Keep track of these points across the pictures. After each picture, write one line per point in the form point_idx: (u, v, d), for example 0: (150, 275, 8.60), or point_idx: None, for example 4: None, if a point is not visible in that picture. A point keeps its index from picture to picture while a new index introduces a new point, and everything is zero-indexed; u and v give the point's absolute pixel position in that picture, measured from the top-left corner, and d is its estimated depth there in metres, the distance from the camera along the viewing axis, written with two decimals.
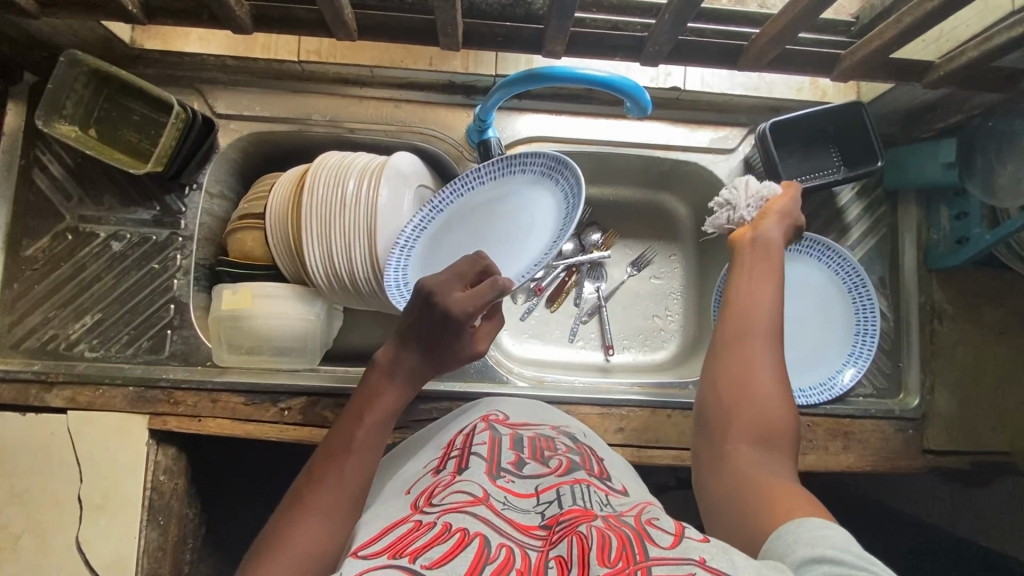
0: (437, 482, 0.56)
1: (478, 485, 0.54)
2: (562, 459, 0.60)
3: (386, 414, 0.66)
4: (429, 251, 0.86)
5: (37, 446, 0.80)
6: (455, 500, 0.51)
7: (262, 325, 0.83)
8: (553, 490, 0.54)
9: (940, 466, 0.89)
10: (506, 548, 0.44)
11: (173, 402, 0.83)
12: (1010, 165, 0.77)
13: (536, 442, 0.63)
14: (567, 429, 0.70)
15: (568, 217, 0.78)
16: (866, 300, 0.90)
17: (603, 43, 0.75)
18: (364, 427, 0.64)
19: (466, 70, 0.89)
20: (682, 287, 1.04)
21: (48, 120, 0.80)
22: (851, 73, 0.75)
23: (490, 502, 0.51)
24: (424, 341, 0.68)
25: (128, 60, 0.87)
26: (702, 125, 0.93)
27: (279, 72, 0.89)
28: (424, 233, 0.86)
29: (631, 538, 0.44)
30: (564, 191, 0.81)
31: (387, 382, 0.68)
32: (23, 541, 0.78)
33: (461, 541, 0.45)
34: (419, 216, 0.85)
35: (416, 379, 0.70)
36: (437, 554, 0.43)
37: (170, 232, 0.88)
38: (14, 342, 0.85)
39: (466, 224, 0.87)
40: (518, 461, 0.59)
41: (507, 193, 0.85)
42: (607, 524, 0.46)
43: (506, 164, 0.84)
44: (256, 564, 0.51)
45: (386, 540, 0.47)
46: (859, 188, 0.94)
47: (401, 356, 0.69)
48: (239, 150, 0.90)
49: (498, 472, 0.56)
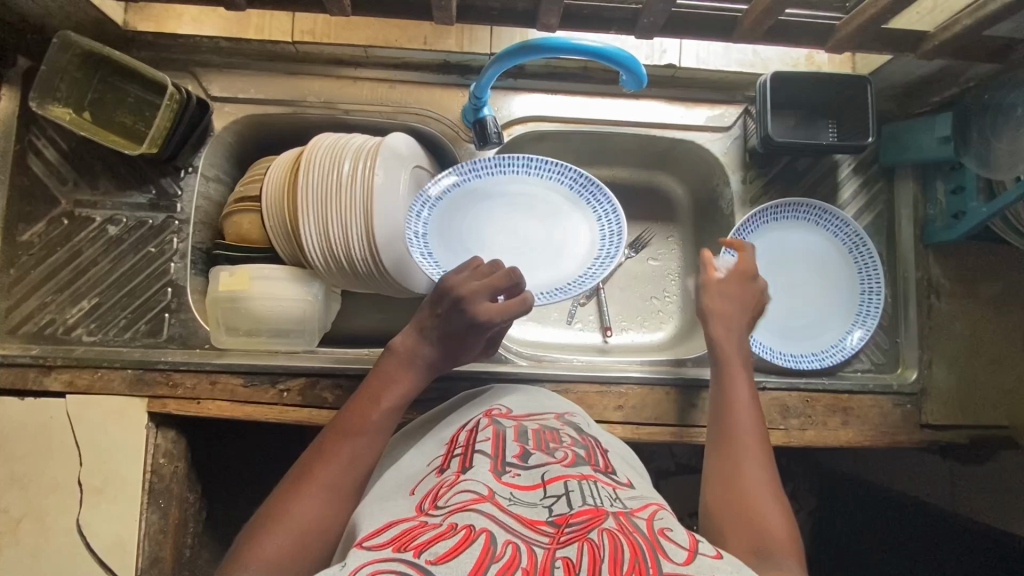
0: (442, 484, 0.55)
1: (483, 483, 0.53)
2: (568, 451, 0.60)
3: (399, 402, 0.65)
4: (454, 212, 0.85)
5: (36, 430, 0.80)
6: (460, 500, 0.50)
7: (260, 307, 0.83)
8: (561, 482, 0.53)
9: (939, 440, 0.89)
10: (511, 546, 0.44)
11: (171, 384, 0.83)
12: (1007, 137, 0.76)
13: (541, 434, 0.63)
14: (572, 419, 0.70)
15: (601, 262, 0.84)
16: (867, 261, 0.92)
17: (597, 17, 0.75)
18: (379, 411, 0.63)
19: (460, 49, 0.89)
20: (681, 267, 1.04)
21: (42, 102, 0.80)
22: (846, 43, 0.75)
23: (496, 499, 0.50)
24: (447, 331, 0.68)
25: (122, 43, 0.87)
26: (698, 103, 0.93)
27: (274, 54, 0.89)
28: (458, 188, 0.86)
29: (644, 549, 0.45)
30: (604, 232, 0.86)
31: (405, 369, 0.67)
32: (23, 525, 0.78)
33: (467, 538, 0.45)
34: (460, 169, 0.85)
35: (435, 364, 0.69)
36: (442, 549, 0.43)
37: (167, 215, 0.87)
38: (11, 327, 0.85)
39: (499, 200, 0.87)
40: (523, 452, 0.59)
41: (541, 193, 0.87)
42: (619, 527, 0.47)
43: (553, 167, 0.86)
44: (263, 532, 0.52)
45: (390, 532, 0.47)
46: (855, 164, 0.95)
47: (422, 346, 0.68)
48: (234, 133, 0.90)
49: (504, 467, 0.56)
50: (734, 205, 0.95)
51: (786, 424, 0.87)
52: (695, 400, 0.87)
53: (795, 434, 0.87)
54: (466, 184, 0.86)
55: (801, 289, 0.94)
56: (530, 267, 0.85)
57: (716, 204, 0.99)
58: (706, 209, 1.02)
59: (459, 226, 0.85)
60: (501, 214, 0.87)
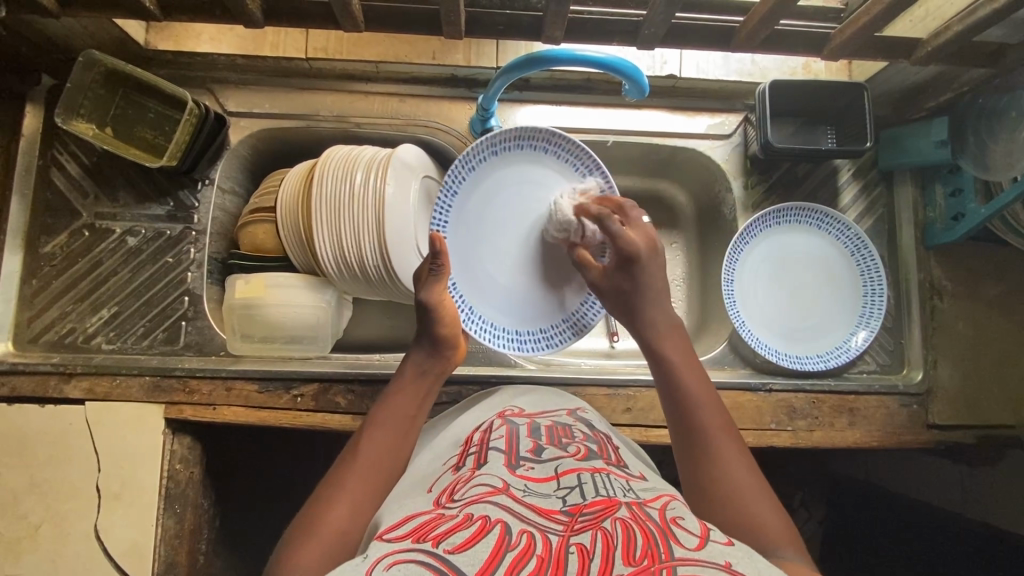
0: (458, 480, 0.56)
1: (498, 476, 0.54)
2: (581, 446, 0.61)
3: (415, 412, 0.69)
4: (469, 206, 0.85)
5: (55, 437, 0.81)
6: (476, 492, 0.51)
7: (274, 314, 0.85)
8: (574, 475, 0.54)
9: (945, 441, 0.90)
10: (526, 535, 0.45)
11: (188, 391, 0.84)
12: (1001, 141, 0.78)
13: (553, 431, 0.65)
14: (584, 416, 0.72)
15: None
16: (865, 255, 0.94)
17: (600, 29, 0.78)
18: (397, 420, 0.67)
19: (468, 63, 0.93)
20: (684, 274, 1.05)
21: (66, 118, 0.84)
22: (840, 51, 0.78)
23: (510, 491, 0.52)
24: (434, 329, 0.72)
25: (142, 61, 0.90)
26: (700, 111, 0.96)
27: (287, 70, 0.92)
28: (474, 171, 0.84)
29: (656, 535, 0.45)
30: None
31: (417, 385, 0.70)
32: (42, 530, 0.79)
33: (483, 528, 0.46)
34: (467, 153, 0.82)
35: (443, 377, 0.73)
36: (459, 539, 0.45)
37: (184, 226, 0.90)
38: (34, 335, 0.87)
39: (519, 187, 0.86)
40: (536, 448, 0.60)
41: (550, 174, 0.86)
42: (632, 516, 0.47)
43: (561, 144, 0.85)
44: (298, 531, 0.55)
45: (409, 525, 0.49)
46: (854, 170, 0.96)
47: (427, 359, 0.72)
48: (249, 147, 0.93)
49: (518, 461, 0.57)
50: (736, 210, 0.97)
51: (793, 425, 0.88)
52: None
53: (802, 435, 0.87)
54: (474, 169, 0.84)
55: (819, 284, 0.96)
56: (544, 274, 0.87)
57: (719, 210, 1.01)
58: (709, 214, 1.03)
59: (478, 216, 0.85)
60: (515, 203, 0.86)
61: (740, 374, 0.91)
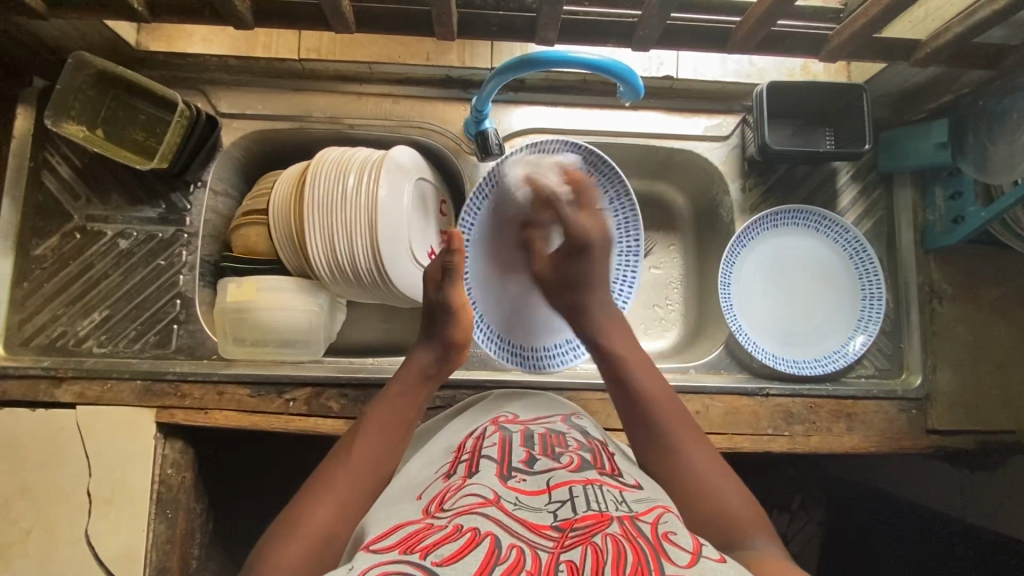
0: (448, 488, 0.55)
1: (489, 487, 0.53)
2: (573, 456, 0.60)
3: (412, 414, 0.68)
4: (496, 213, 0.87)
5: (47, 440, 0.81)
6: (466, 503, 0.51)
7: (266, 318, 0.84)
8: (566, 487, 0.53)
9: (944, 447, 0.89)
10: (516, 549, 0.44)
11: (180, 395, 0.84)
12: (1002, 143, 0.77)
13: (547, 439, 0.64)
14: (578, 423, 0.71)
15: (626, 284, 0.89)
16: (864, 258, 0.93)
17: (595, 29, 0.77)
18: (391, 422, 0.66)
19: (462, 63, 0.91)
20: (682, 276, 1.04)
21: (57, 120, 0.84)
22: (839, 52, 0.77)
23: (501, 503, 0.51)
24: (445, 333, 0.72)
25: (134, 62, 0.90)
26: (696, 113, 0.95)
27: (279, 71, 0.91)
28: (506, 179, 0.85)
29: (647, 552, 0.44)
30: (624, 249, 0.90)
31: (420, 386, 0.70)
32: (33, 535, 0.79)
33: (472, 540, 0.45)
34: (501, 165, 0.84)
35: (442, 379, 0.73)
36: (447, 552, 0.44)
37: (176, 229, 0.89)
38: (24, 339, 0.87)
39: None
40: (529, 458, 0.59)
41: None
42: (623, 531, 0.46)
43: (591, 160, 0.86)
44: (281, 535, 0.54)
45: (397, 535, 0.48)
46: (853, 171, 0.95)
47: (435, 360, 0.72)
48: (242, 149, 0.92)
49: (510, 472, 0.56)
50: (733, 213, 0.96)
51: (791, 430, 0.87)
52: (698, 407, 0.87)
53: (799, 440, 0.87)
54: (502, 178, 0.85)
55: (816, 285, 0.95)
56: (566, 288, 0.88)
57: (716, 211, 1.00)
58: (708, 217, 1.02)
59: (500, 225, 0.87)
60: None
61: (737, 380, 0.90)
